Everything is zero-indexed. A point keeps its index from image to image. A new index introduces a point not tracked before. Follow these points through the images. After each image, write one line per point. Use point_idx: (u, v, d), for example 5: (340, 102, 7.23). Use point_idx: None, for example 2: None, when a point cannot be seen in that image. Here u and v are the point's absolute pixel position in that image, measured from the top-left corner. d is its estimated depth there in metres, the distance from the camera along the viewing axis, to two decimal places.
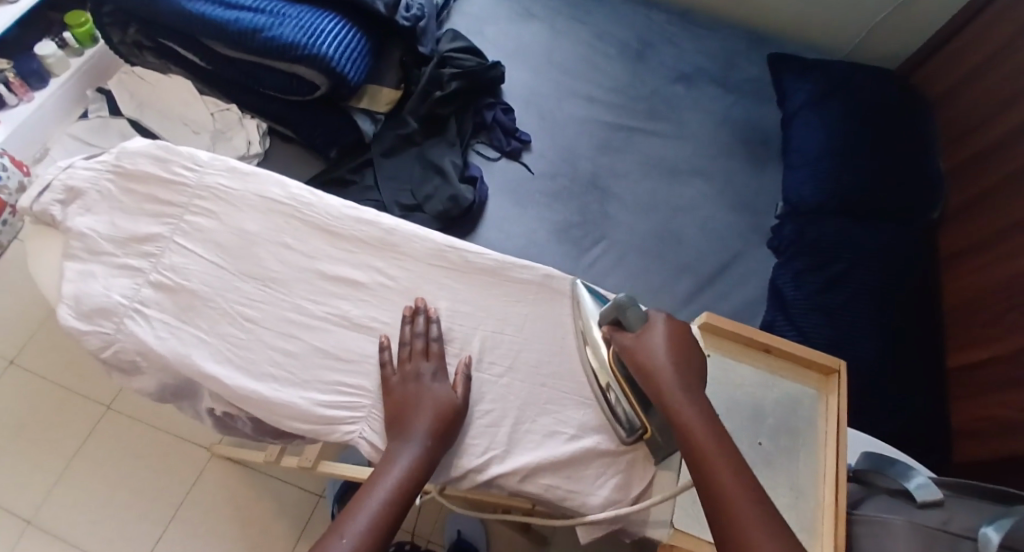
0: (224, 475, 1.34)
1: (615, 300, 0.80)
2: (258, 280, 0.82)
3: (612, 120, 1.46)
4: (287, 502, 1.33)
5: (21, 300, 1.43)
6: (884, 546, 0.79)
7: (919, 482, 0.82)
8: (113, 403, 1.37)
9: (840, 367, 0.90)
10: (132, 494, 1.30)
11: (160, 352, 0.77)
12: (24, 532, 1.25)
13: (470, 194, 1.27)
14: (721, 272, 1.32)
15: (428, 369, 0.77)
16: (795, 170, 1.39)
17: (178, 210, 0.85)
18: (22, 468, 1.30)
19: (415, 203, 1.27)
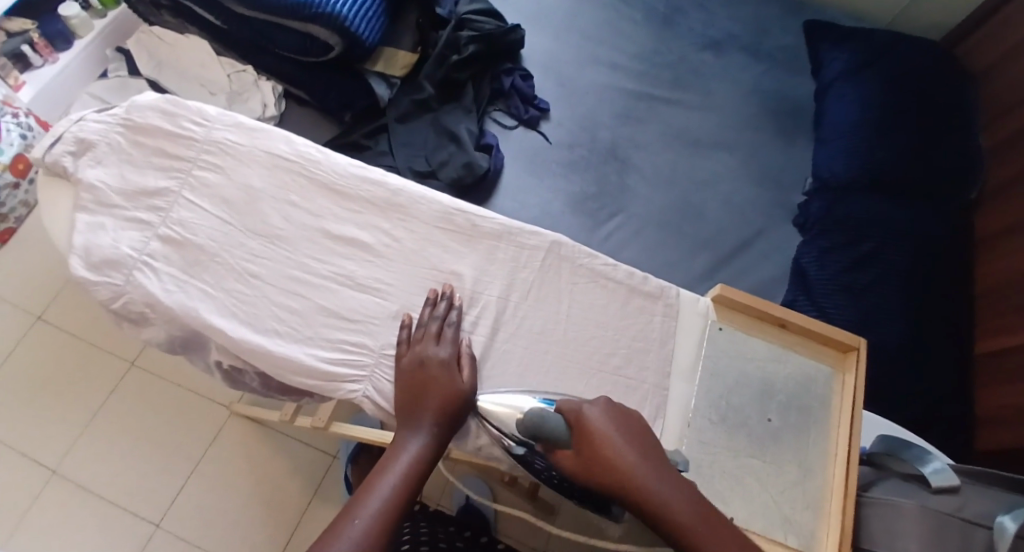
0: (240, 433, 1.36)
1: (528, 420, 0.70)
2: (263, 237, 0.83)
3: (634, 89, 1.44)
4: (300, 461, 1.35)
5: (47, 257, 1.46)
6: (896, 531, 0.78)
7: (935, 468, 0.80)
8: (136, 360, 1.40)
9: (860, 345, 0.86)
10: (153, 450, 1.34)
11: (168, 304, 0.79)
12: (46, 482, 1.29)
13: (484, 162, 1.27)
14: (739, 248, 1.30)
15: (440, 353, 0.76)
16: (830, 144, 1.36)
17: (186, 164, 0.86)
18: (45, 420, 1.34)
19: (429, 170, 1.27)
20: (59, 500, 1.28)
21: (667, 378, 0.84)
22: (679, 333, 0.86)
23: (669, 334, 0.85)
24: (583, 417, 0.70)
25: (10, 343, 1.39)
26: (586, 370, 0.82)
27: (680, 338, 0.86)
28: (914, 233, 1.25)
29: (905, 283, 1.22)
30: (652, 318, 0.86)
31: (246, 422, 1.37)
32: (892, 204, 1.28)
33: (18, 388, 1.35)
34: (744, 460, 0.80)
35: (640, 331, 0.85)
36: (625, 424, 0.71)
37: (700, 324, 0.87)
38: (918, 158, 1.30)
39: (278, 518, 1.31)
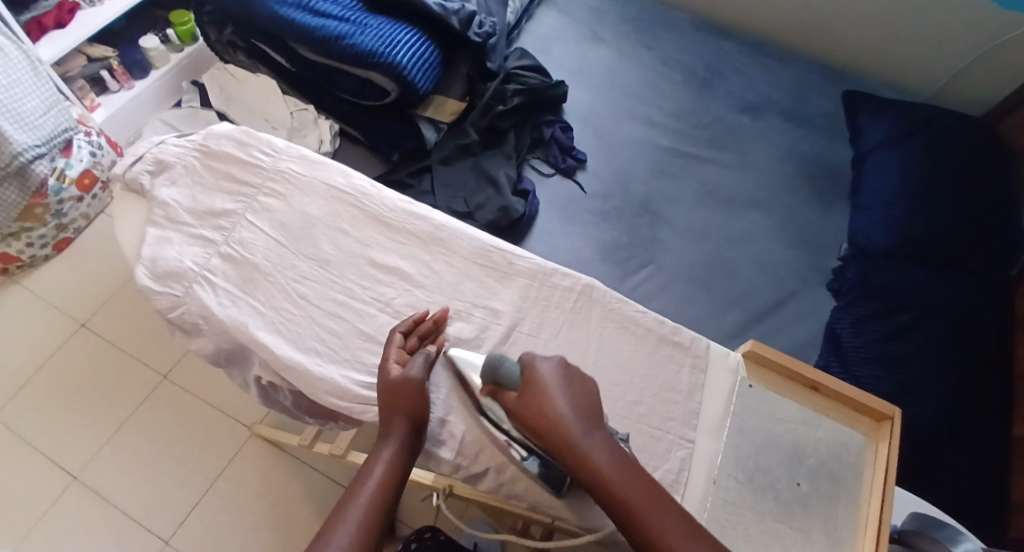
0: (261, 453, 1.41)
1: (488, 360, 0.79)
2: (314, 261, 0.88)
3: (670, 146, 1.49)
4: (313, 487, 1.38)
5: (101, 269, 1.55)
6: None
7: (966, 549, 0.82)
8: (169, 373, 1.46)
9: (894, 414, 0.87)
10: (178, 461, 1.38)
11: (222, 315, 0.83)
12: (68, 487, 1.34)
13: (520, 206, 1.32)
14: (771, 309, 1.32)
15: (414, 366, 0.80)
16: (865, 212, 1.39)
17: (251, 190, 0.91)
18: (79, 423, 1.39)
19: (467, 211, 1.33)
20: (83, 504, 1.33)
21: (693, 431, 0.85)
22: (709, 385, 0.89)
23: (698, 386, 0.88)
24: (535, 368, 0.77)
25: (55, 344, 1.46)
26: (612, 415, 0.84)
27: (708, 391, 0.88)
28: (944, 306, 1.27)
29: (932, 355, 1.22)
30: (680, 368, 0.88)
31: (267, 443, 1.41)
32: (922, 277, 1.29)
33: (58, 390, 1.42)
34: (772, 525, 0.81)
35: (666, 380, 0.87)
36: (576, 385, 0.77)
37: (729, 380, 0.89)
38: (948, 230, 1.32)
39: (289, 541, 1.33)
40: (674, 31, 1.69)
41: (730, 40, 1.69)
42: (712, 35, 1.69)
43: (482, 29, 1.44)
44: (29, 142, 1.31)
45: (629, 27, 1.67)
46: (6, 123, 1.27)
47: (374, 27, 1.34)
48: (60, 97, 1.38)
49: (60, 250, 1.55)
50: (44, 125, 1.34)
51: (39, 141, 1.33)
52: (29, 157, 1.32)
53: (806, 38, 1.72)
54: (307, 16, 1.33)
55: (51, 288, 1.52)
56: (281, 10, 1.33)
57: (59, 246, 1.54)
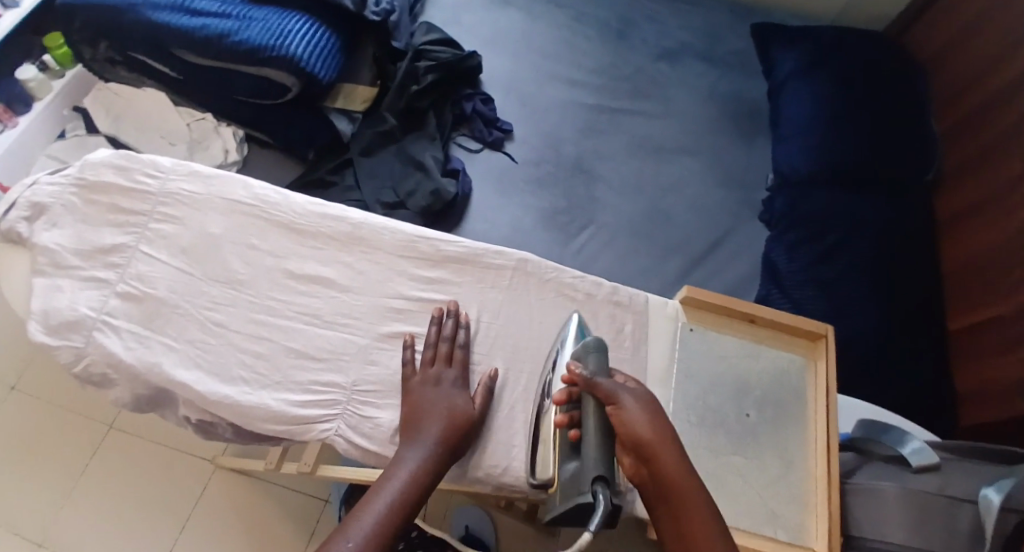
0: (228, 488, 1.28)
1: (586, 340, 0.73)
2: (224, 283, 0.80)
3: (594, 103, 1.45)
4: (289, 507, 1.28)
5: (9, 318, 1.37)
6: (880, 516, 0.75)
7: (913, 447, 0.77)
8: (115, 422, 1.30)
9: (828, 332, 0.86)
10: (142, 515, 1.25)
11: (132, 359, 0.76)
12: None
13: (453, 187, 1.27)
14: (711, 251, 1.30)
15: (449, 377, 0.77)
16: (786, 142, 1.36)
17: (141, 218, 0.83)
18: (25, 493, 1.23)
19: (398, 200, 1.26)
20: None
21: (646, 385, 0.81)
22: (653, 337, 0.85)
23: (642, 340, 0.84)
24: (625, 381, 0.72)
25: None
26: None
27: (653, 343, 0.84)
28: (883, 219, 1.27)
29: (878, 270, 1.22)
30: (624, 325, 0.84)
31: (233, 474, 1.30)
32: (857, 197, 1.28)
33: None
34: (727, 460, 0.78)
35: (614, 339, 0.83)
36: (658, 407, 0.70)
37: (670, 328, 0.85)
38: (875, 145, 1.32)
39: None
40: None
41: None
42: None
43: (379, 6, 1.38)
44: None
45: None
46: None
47: (260, 19, 1.25)
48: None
49: None
50: None
51: None
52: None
53: None
54: (184, 18, 1.23)
55: None
56: (154, 16, 1.23)
57: None
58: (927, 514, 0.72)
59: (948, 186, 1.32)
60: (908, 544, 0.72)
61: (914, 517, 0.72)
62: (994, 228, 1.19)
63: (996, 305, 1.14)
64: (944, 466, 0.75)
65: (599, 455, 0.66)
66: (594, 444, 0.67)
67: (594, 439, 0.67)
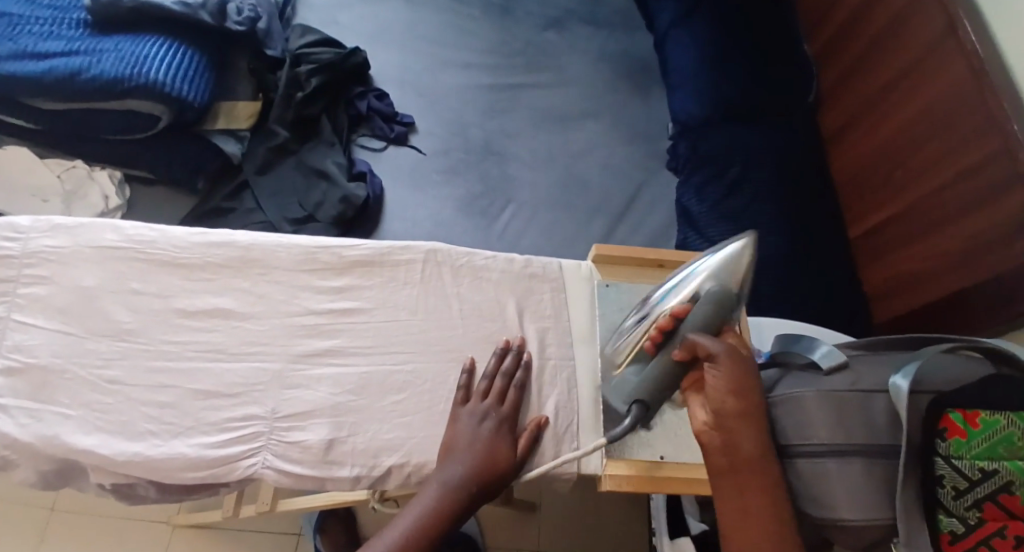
0: (194, 543, 1.19)
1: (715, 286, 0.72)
2: (112, 337, 0.75)
3: (490, 82, 1.44)
4: (263, 548, 1.20)
5: None
6: (801, 423, 0.73)
7: (823, 351, 0.75)
8: (56, 504, 1.19)
9: None
10: None
11: (28, 437, 0.70)
12: None
13: (362, 191, 1.25)
14: (629, 206, 1.32)
15: (496, 415, 0.74)
16: (677, 90, 1.37)
17: (7, 285, 0.76)
18: None
19: (306, 214, 1.24)
20: None
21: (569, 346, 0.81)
22: (572, 303, 0.83)
23: (562, 305, 0.83)
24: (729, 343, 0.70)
25: None
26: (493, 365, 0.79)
27: (573, 307, 0.83)
28: (780, 145, 1.29)
29: (784, 192, 1.25)
30: (542, 297, 0.83)
31: (195, 528, 1.21)
32: (753, 128, 1.31)
33: None
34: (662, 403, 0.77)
35: (534, 313, 0.82)
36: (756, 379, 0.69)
37: (587, 289, 0.84)
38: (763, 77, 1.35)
39: None
40: None
41: None
42: None
43: (241, 16, 1.31)
44: None
45: None
46: None
47: (112, 50, 1.18)
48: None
49: None
50: None
51: None
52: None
53: None
54: (30, 64, 1.15)
55: None
56: None
57: None
58: (843, 410, 0.70)
59: (828, 104, 1.35)
60: (832, 442, 0.70)
61: (833, 418, 0.70)
62: (873, 132, 1.22)
63: (893, 205, 1.16)
64: (854, 362, 0.74)
65: (654, 387, 0.72)
66: (654, 373, 0.72)
67: (656, 373, 0.72)
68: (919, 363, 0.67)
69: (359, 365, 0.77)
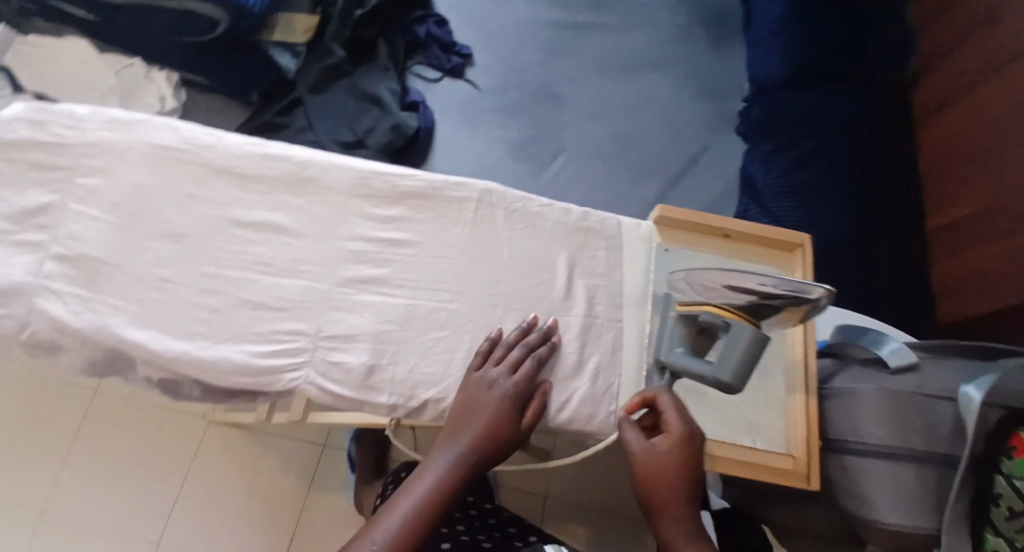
0: (226, 442, 1.23)
1: (729, 366, 0.65)
2: (166, 237, 0.75)
3: (557, 18, 1.42)
4: (288, 456, 1.22)
5: None
6: (858, 419, 0.71)
7: (892, 348, 0.71)
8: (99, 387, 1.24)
9: (804, 242, 0.81)
10: (140, 479, 1.20)
11: (79, 324, 0.70)
12: (37, 529, 1.15)
13: (413, 121, 1.27)
14: (688, 169, 1.29)
15: (509, 384, 0.71)
16: (755, 47, 1.30)
17: (65, 173, 0.75)
18: (10, 471, 1.18)
19: (356, 139, 1.25)
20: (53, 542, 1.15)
21: (620, 308, 0.78)
22: (626, 260, 0.81)
23: (616, 264, 0.80)
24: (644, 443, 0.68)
25: None
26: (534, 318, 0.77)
27: (627, 265, 0.80)
28: (858, 119, 1.22)
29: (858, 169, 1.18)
30: (596, 254, 0.80)
31: (229, 430, 1.24)
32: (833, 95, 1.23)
33: None
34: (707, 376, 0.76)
35: (587, 267, 0.79)
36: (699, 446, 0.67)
37: (644, 249, 0.81)
38: (853, 35, 1.24)
39: (281, 528, 1.18)
40: None
41: None
42: None
43: None
44: None
45: None
46: None
47: None
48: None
49: None
50: None
51: None
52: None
53: None
54: None
55: None
56: None
57: None
58: (906, 412, 0.69)
59: (923, 80, 1.28)
60: (885, 443, 0.68)
61: (892, 419, 0.69)
62: (968, 116, 1.16)
63: (981, 199, 1.11)
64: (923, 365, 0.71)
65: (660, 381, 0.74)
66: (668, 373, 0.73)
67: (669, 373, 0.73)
68: (997, 377, 0.64)
69: (403, 297, 0.77)
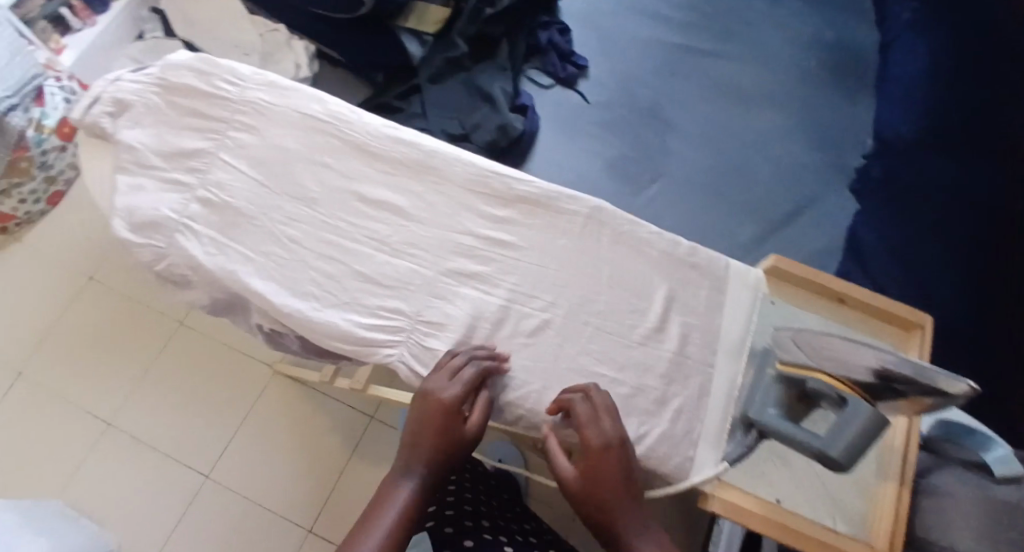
0: (287, 392, 1.32)
1: (841, 443, 0.64)
2: (297, 199, 0.79)
3: (681, 42, 1.43)
4: (341, 422, 1.30)
5: (94, 213, 1.43)
6: (950, 520, 0.75)
7: (999, 455, 0.74)
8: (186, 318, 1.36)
9: (924, 321, 0.82)
10: (201, 409, 1.30)
11: (211, 265, 0.76)
12: (104, 433, 1.28)
13: (520, 124, 1.29)
14: (790, 218, 1.27)
15: (453, 393, 0.71)
16: (887, 104, 1.29)
17: (220, 125, 0.81)
18: (97, 376, 1.31)
19: (463, 132, 1.29)
20: (118, 448, 1.27)
21: (712, 354, 0.76)
22: (728, 305, 0.78)
23: (717, 308, 0.78)
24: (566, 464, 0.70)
25: (63, 300, 1.36)
26: (624, 343, 0.76)
27: (728, 310, 0.78)
28: None
29: None
30: (697, 292, 0.78)
31: (291, 381, 1.33)
32: None
33: (73, 344, 1.33)
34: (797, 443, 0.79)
35: (685, 304, 0.78)
36: (623, 456, 0.69)
37: (749, 299, 0.79)
38: None
39: (320, 481, 1.26)
40: None
41: None
42: None
43: None
44: None
45: None
46: None
47: None
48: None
49: (54, 204, 1.42)
50: (9, 72, 1.19)
51: (9, 91, 1.20)
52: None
53: None
54: None
55: (43, 241, 1.40)
56: None
57: (53, 200, 1.41)
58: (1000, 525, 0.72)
59: None
60: None
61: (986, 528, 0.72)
62: None
63: None
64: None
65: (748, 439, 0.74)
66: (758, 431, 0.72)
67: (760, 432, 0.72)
68: None
69: (500, 296, 0.79)
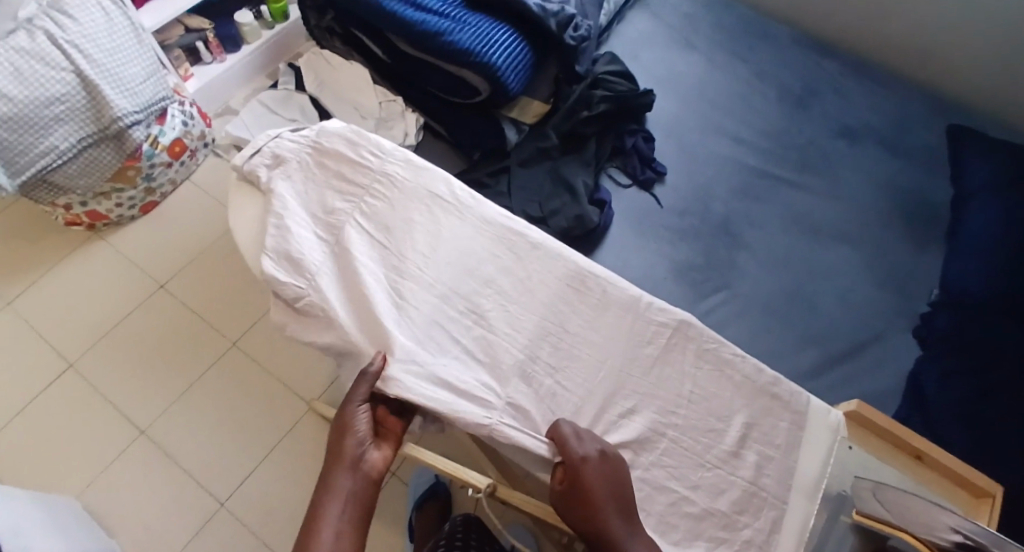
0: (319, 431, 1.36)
1: None
2: (413, 267, 0.87)
3: (757, 164, 1.46)
4: None
5: (188, 230, 1.53)
6: None
7: None
8: (240, 340, 1.43)
9: (996, 493, 0.92)
10: (237, 430, 1.36)
11: (329, 314, 0.83)
12: (136, 440, 1.34)
13: (596, 217, 1.33)
14: (854, 352, 1.25)
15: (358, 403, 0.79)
16: (961, 258, 1.30)
17: (359, 190, 0.92)
18: (149, 382, 1.39)
19: (541, 215, 1.34)
20: (144, 458, 1.33)
21: (787, 490, 0.81)
22: (808, 445, 0.83)
23: (795, 445, 0.83)
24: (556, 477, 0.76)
25: (136, 302, 1.46)
26: (699, 463, 0.81)
27: (806, 451, 0.83)
28: None
29: None
30: (778, 424, 0.83)
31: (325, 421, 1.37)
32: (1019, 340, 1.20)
33: (130, 349, 1.42)
34: None
35: (763, 435, 0.83)
36: (612, 468, 0.75)
37: (829, 440, 0.84)
38: None
39: None
40: (770, 44, 1.62)
41: (829, 57, 1.60)
42: (810, 52, 1.61)
43: (577, 32, 1.44)
44: (129, 109, 1.29)
45: (722, 36, 1.63)
46: (107, 86, 1.26)
47: (473, 25, 1.37)
48: (91, 54, 1.25)
49: (145, 212, 1.54)
50: (144, 92, 1.33)
51: (139, 108, 1.32)
52: (60, 108, 1.23)
53: (910, 64, 1.59)
54: (409, 10, 1.35)
55: (133, 248, 1.51)
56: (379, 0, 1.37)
57: (145, 209, 1.54)
58: None
59: None
60: None
61: None
62: None
63: None
64: None
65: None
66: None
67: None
68: None
69: (582, 395, 0.82)
